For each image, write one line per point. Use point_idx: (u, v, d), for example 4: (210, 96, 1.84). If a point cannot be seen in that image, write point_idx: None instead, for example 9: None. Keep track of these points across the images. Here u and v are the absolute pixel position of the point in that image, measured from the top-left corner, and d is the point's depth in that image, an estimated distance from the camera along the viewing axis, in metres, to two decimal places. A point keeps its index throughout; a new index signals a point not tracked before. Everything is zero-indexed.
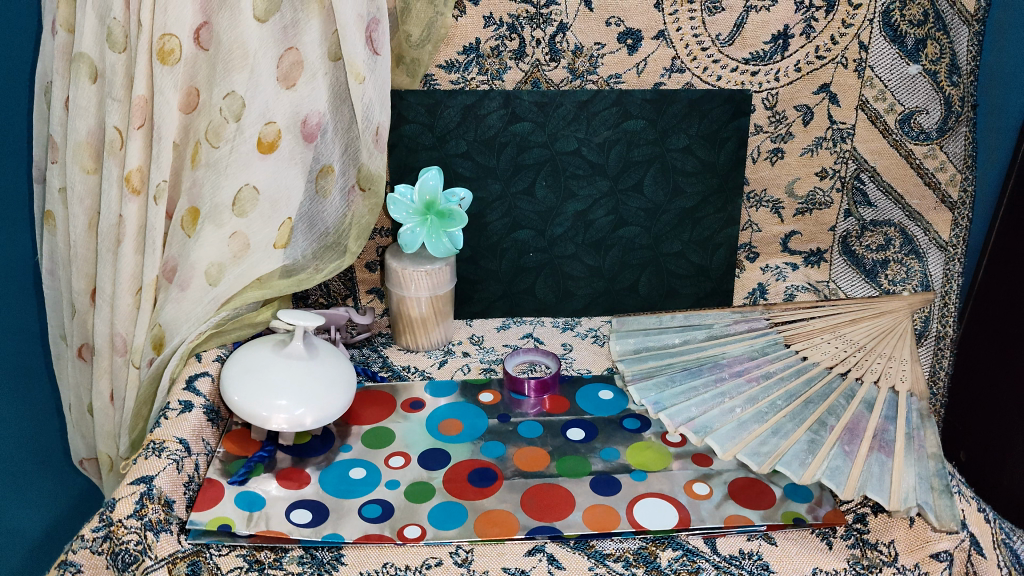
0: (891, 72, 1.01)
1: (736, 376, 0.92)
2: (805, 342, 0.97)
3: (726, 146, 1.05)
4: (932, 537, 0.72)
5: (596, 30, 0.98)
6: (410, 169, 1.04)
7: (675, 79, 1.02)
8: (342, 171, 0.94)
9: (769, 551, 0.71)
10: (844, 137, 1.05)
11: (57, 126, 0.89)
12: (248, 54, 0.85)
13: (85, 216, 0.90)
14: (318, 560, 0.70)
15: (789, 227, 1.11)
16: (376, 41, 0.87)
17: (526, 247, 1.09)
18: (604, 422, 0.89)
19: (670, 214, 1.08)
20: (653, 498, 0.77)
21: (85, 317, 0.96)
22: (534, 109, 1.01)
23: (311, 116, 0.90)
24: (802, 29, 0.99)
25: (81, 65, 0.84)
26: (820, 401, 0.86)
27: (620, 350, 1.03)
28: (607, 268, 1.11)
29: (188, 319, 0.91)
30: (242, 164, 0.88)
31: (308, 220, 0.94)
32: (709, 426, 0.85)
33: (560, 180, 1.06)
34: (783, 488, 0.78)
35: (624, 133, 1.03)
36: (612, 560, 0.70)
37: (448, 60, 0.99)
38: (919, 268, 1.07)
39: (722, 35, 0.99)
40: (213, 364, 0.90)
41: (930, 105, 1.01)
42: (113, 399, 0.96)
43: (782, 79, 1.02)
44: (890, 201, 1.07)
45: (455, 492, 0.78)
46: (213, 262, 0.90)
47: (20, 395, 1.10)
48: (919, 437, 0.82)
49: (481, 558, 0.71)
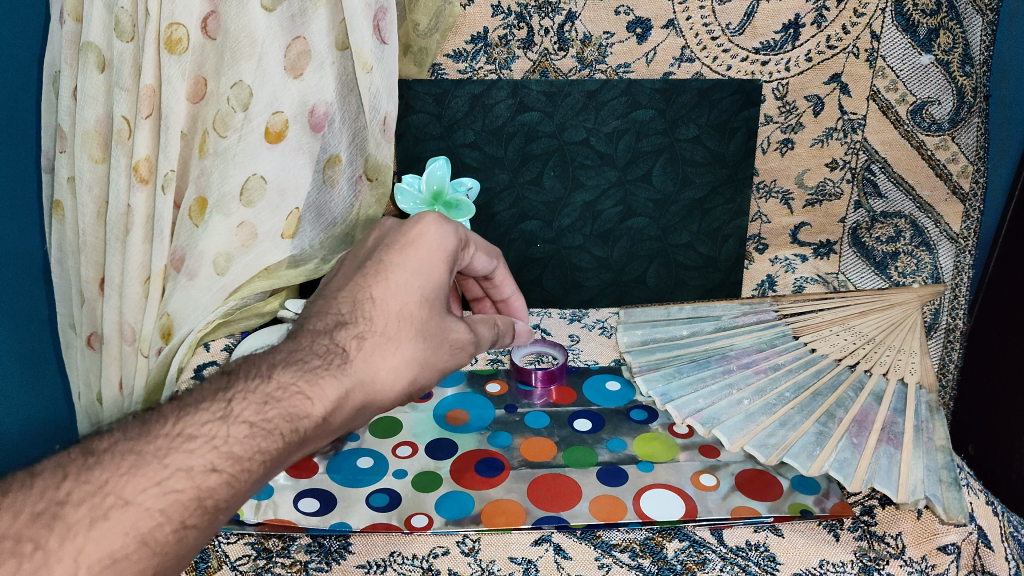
0: (903, 62, 0.98)
1: (745, 368, 0.92)
2: (814, 334, 0.97)
3: (736, 136, 1.04)
4: (940, 530, 0.71)
5: (604, 19, 0.97)
6: (418, 159, 1.04)
7: (685, 68, 1.01)
8: (350, 161, 0.95)
9: (776, 543, 0.71)
10: (855, 128, 1.04)
11: (66, 115, 0.89)
12: (256, 43, 0.84)
13: (94, 205, 0.90)
14: (326, 548, 0.71)
15: (798, 218, 1.13)
16: (384, 31, 0.86)
17: (534, 237, 1.10)
18: (611, 414, 0.90)
19: (678, 205, 1.08)
20: (660, 489, 0.77)
21: (94, 305, 0.97)
22: (542, 99, 1.01)
23: (318, 105, 0.90)
24: (813, 18, 0.97)
25: (90, 54, 0.83)
26: (829, 393, 0.86)
27: (628, 341, 1.03)
28: (616, 259, 1.12)
29: (195, 309, 0.93)
30: (250, 153, 0.88)
31: (315, 210, 0.96)
32: (717, 418, 0.85)
33: (568, 170, 1.06)
34: (790, 480, 0.77)
35: (633, 123, 1.03)
36: (619, 551, 0.70)
37: (456, 49, 0.98)
38: (930, 260, 1.06)
39: (733, 24, 0.98)
40: (220, 353, 0.93)
41: (942, 96, 0.98)
42: (121, 387, 0.95)
43: (792, 69, 1.01)
44: (901, 192, 1.06)
45: (462, 481, 0.78)
46: (221, 251, 0.92)
47: (34, 384, 1.11)
48: (928, 429, 0.82)
49: (488, 547, 0.71)
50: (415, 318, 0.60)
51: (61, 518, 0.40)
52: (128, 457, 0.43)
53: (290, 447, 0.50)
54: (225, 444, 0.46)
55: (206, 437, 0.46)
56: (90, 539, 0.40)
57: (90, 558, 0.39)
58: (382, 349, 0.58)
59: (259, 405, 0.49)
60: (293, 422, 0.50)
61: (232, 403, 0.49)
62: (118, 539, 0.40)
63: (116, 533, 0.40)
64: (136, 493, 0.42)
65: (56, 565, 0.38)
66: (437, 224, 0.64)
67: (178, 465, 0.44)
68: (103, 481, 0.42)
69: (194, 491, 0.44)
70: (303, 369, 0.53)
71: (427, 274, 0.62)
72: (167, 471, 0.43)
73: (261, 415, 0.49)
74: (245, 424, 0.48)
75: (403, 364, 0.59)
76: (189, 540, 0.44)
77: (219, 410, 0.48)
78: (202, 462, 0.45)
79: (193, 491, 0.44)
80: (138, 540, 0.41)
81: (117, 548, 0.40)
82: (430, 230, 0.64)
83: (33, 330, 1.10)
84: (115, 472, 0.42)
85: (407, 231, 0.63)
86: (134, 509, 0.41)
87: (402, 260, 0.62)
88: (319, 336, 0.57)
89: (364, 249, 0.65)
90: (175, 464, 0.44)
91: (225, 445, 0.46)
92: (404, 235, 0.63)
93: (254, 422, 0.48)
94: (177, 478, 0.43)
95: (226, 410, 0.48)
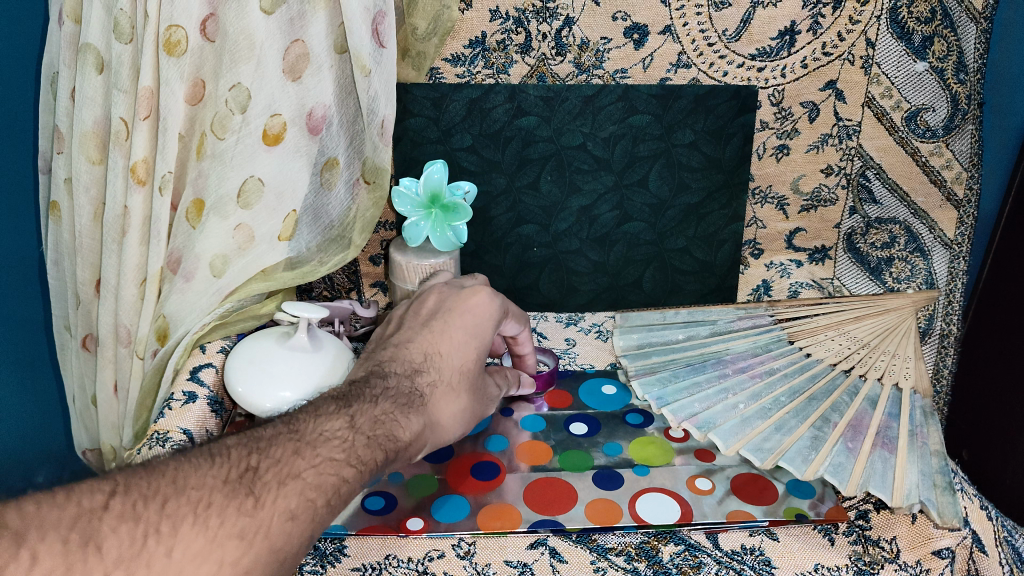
0: (898, 69, 0.99)
1: (740, 372, 0.92)
2: (809, 339, 0.97)
3: (732, 143, 1.05)
4: (935, 534, 0.70)
5: (602, 24, 0.97)
6: (416, 163, 1.05)
7: (682, 73, 1.01)
8: (347, 164, 0.95)
9: (771, 547, 0.71)
10: (850, 134, 1.05)
11: (63, 116, 0.89)
12: (255, 45, 0.84)
13: (91, 207, 0.90)
14: (321, 551, 0.71)
15: (793, 224, 1.13)
16: (383, 34, 0.86)
17: (530, 242, 1.11)
18: (607, 417, 0.90)
19: (675, 210, 1.09)
20: (656, 493, 0.77)
21: (90, 307, 0.97)
22: (540, 103, 1.01)
23: (316, 108, 0.90)
24: (809, 25, 0.98)
25: (88, 55, 0.83)
26: (824, 397, 0.87)
27: (624, 345, 1.04)
28: (612, 263, 1.12)
29: (192, 311, 0.93)
30: (247, 155, 0.89)
31: (313, 212, 0.95)
32: (713, 422, 0.85)
33: (565, 174, 1.06)
34: (785, 484, 0.78)
35: (631, 128, 1.03)
36: (615, 554, 0.70)
37: (454, 54, 0.99)
38: (924, 266, 1.07)
39: (729, 30, 0.98)
40: (217, 356, 0.90)
41: (937, 103, 0.99)
42: (117, 390, 0.97)
43: (788, 75, 1.01)
44: (895, 198, 1.06)
45: (460, 485, 0.78)
46: (218, 253, 0.91)
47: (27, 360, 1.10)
48: (922, 434, 0.82)
49: (484, 551, 0.71)
50: (470, 375, 0.73)
51: (258, 477, 0.52)
52: (291, 444, 0.56)
53: (387, 461, 0.62)
54: (354, 447, 0.58)
55: (340, 440, 0.58)
56: (278, 497, 0.52)
57: (280, 509, 0.51)
58: (446, 397, 0.71)
59: (371, 423, 0.62)
60: (392, 441, 0.62)
61: (353, 417, 0.61)
62: (294, 500, 0.52)
63: (294, 494, 0.52)
64: (300, 471, 0.54)
65: (264, 508, 0.51)
66: (489, 296, 0.78)
67: (325, 456, 0.56)
68: (280, 457, 0.55)
69: (338, 477, 0.55)
70: (396, 402, 0.66)
71: (481, 337, 0.75)
72: (319, 458, 0.56)
73: (373, 430, 0.61)
74: (363, 435, 0.60)
75: (457, 411, 0.72)
76: (338, 512, 0.55)
77: (345, 421, 0.60)
78: (341, 456, 0.57)
79: (337, 477, 0.55)
80: (306, 502, 0.53)
81: (294, 506, 0.52)
82: (483, 299, 0.77)
83: (26, 303, 1.09)
84: (285, 453, 0.55)
85: (465, 301, 0.77)
86: (301, 481, 0.53)
87: (462, 323, 0.75)
88: (403, 379, 0.69)
89: (424, 305, 0.78)
90: (324, 454, 0.56)
91: (354, 447, 0.58)
92: (462, 301, 0.77)
93: (370, 435, 0.60)
94: (326, 464, 0.56)
95: (350, 422, 0.61)
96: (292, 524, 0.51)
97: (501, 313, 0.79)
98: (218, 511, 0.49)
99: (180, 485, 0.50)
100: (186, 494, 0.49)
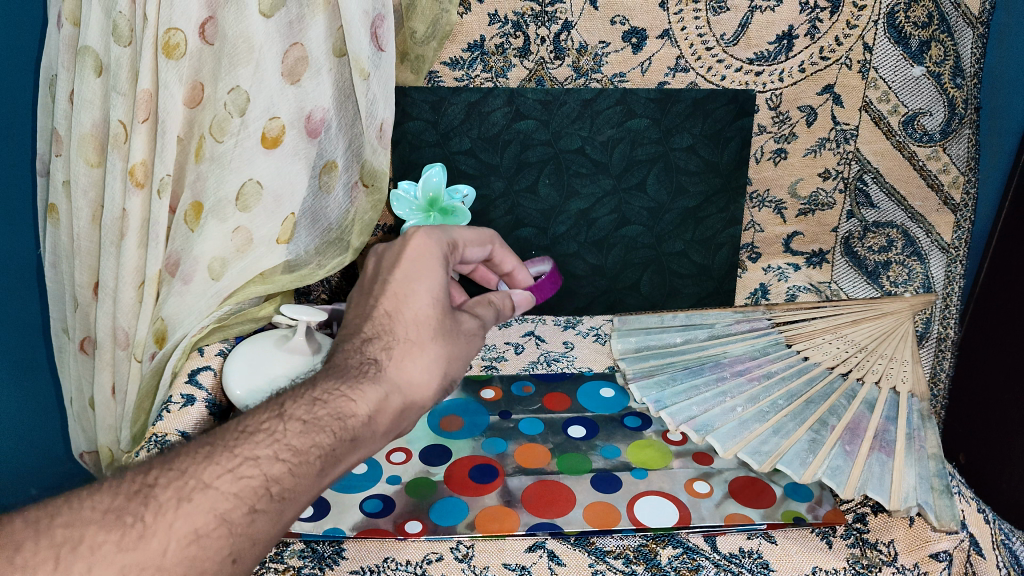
0: (895, 73, 0.99)
1: (738, 376, 0.93)
2: (807, 342, 0.98)
3: (730, 147, 1.05)
4: (932, 537, 0.70)
5: (600, 28, 0.98)
6: (414, 166, 1.05)
7: (680, 78, 1.02)
8: (346, 168, 0.96)
9: (769, 550, 0.71)
10: (848, 138, 1.05)
11: (61, 119, 0.89)
12: (254, 48, 0.84)
13: (89, 209, 0.90)
14: (319, 554, 0.71)
15: (791, 228, 1.13)
16: (382, 37, 0.86)
17: (529, 245, 1.11)
18: (605, 420, 0.90)
19: (672, 214, 1.09)
20: (654, 496, 0.77)
21: (87, 310, 0.97)
22: (538, 107, 1.02)
23: (315, 112, 0.90)
24: (806, 30, 0.98)
25: (87, 58, 0.83)
26: (822, 401, 0.87)
27: (622, 348, 1.04)
28: (610, 266, 1.13)
29: (190, 313, 0.91)
30: (246, 159, 0.88)
31: (311, 215, 0.95)
32: (710, 425, 0.85)
33: (563, 178, 1.06)
34: (783, 488, 0.78)
35: (629, 132, 1.04)
36: (613, 557, 0.70)
37: (452, 57, 1.00)
38: (921, 269, 1.08)
39: (727, 35, 0.99)
40: (215, 358, 0.90)
41: (934, 107, 1.00)
42: (114, 393, 0.97)
43: (786, 80, 1.02)
44: (892, 202, 1.07)
45: (459, 488, 0.78)
46: (216, 256, 0.90)
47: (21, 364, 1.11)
48: (919, 438, 0.82)
49: (482, 553, 0.71)
50: (430, 322, 0.65)
51: (151, 498, 0.46)
52: (199, 452, 0.50)
53: (342, 441, 0.54)
54: (283, 438, 0.52)
55: (265, 433, 0.52)
56: (178, 517, 0.45)
57: (179, 532, 0.45)
58: (409, 354, 0.63)
59: (308, 406, 0.55)
60: (340, 420, 0.55)
61: (284, 406, 0.55)
62: (202, 516, 0.46)
63: (198, 512, 0.46)
64: (212, 479, 0.48)
65: (151, 537, 0.44)
66: (424, 236, 0.73)
67: (245, 455, 0.50)
68: (186, 469, 0.48)
69: (263, 476, 0.49)
70: (343, 379, 0.59)
71: (426, 277, 0.68)
72: (238, 459, 0.50)
73: (312, 414, 0.54)
74: (298, 421, 0.53)
75: (429, 363, 0.63)
76: (275, 513, 0.49)
77: (275, 412, 0.54)
78: (266, 453, 0.51)
79: (261, 477, 0.49)
80: (218, 516, 0.47)
81: (200, 525, 0.46)
82: (416, 237, 0.72)
83: (23, 307, 1.09)
84: (194, 462, 0.49)
85: (403, 247, 0.71)
86: (213, 491, 0.47)
87: (400, 273, 0.68)
88: (351, 354, 0.62)
89: (366, 276, 0.71)
90: (243, 454, 0.50)
91: (283, 439, 0.52)
92: (399, 252, 0.71)
93: (306, 419, 0.54)
94: (245, 465, 0.49)
95: (280, 412, 0.54)
96: (196, 545, 0.45)
97: (441, 249, 0.73)
98: (90, 551, 0.42)
99: (44, 526, 0.43)
100: (50, 534, 0.42)
